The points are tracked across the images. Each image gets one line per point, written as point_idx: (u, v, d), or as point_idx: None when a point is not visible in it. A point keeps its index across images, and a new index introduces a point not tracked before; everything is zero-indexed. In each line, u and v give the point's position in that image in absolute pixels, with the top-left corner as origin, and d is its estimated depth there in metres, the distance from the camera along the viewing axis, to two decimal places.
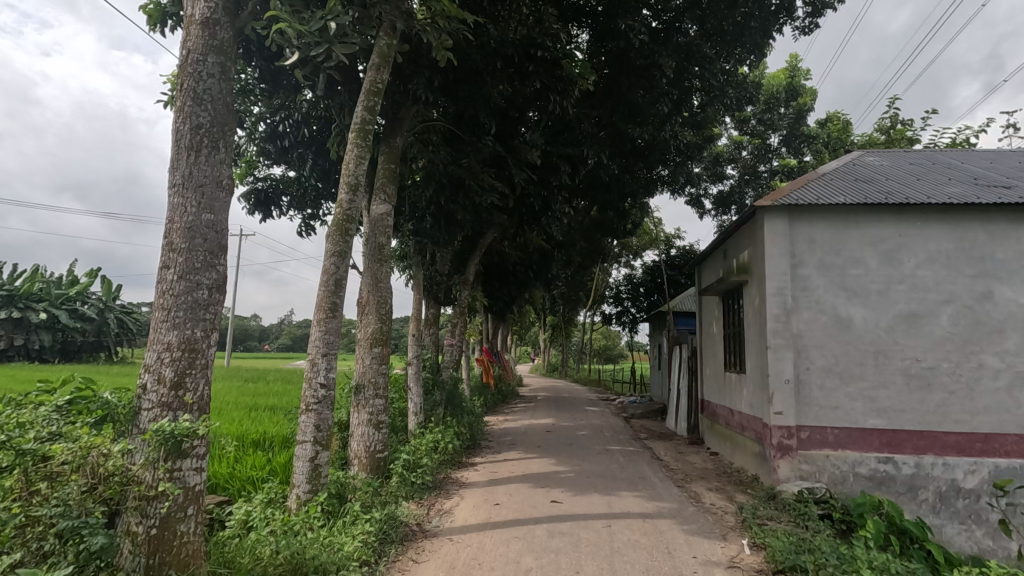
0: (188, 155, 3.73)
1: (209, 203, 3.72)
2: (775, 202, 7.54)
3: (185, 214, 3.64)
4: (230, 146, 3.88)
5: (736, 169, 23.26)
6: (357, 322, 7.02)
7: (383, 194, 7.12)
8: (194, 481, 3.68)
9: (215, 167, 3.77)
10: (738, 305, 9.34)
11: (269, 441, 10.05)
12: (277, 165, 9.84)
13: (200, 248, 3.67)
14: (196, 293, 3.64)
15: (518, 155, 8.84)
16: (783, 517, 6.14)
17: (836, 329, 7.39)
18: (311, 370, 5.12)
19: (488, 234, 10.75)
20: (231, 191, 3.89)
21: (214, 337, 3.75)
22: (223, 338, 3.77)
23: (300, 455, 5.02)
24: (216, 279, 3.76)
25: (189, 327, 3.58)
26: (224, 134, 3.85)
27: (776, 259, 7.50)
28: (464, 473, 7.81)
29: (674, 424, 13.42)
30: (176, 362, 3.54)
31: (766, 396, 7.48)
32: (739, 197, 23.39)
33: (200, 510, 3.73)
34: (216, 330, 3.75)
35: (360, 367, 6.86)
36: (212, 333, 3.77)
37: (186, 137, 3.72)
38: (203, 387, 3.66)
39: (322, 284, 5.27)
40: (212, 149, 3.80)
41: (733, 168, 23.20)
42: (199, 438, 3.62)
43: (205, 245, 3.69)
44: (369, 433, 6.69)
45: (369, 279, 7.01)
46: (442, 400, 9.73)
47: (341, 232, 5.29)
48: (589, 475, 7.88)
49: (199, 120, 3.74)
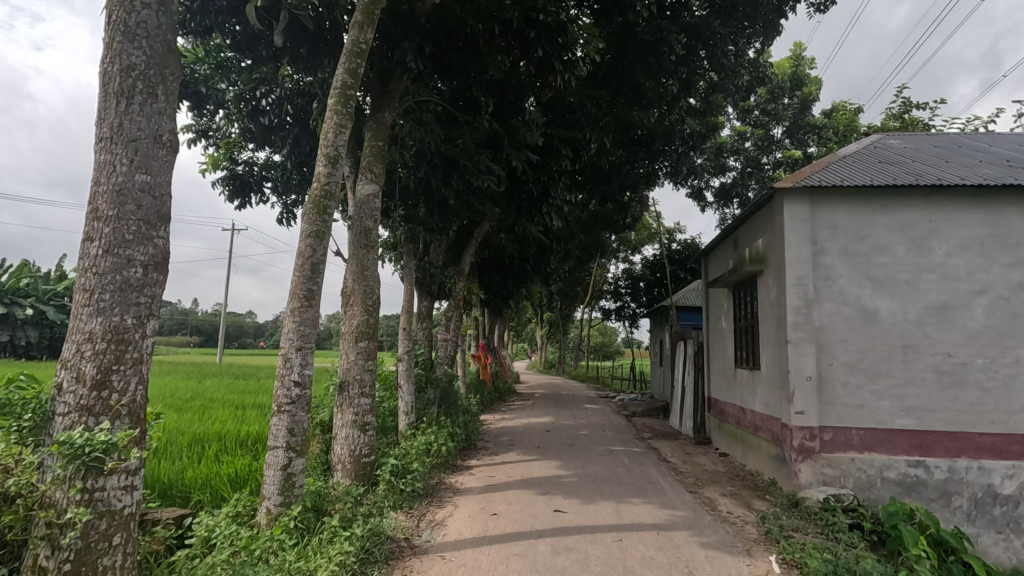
0: (117, 101, 3.34)
1: (144, 162, 3.36)
2: (795, 184, 6.97)
3: (113, 173, 3.26)
4: (170, 94, 3.49)
5: (739, 160, 22.70)
6: (341, 314, 6.43)
7: (370, 173, 6.51)
8: (122, 503, 3.20)
9: (152, 119, 3.38)
10: (751, 297, 8.76)
11: (253, 443, 9.59)
12: (258, 148, 9.21)
13: (132, 216, 3.29)
14: (127, 271, 3.25)
15: (516, 136, 8.23)
16: (809, 528, 5.58)
17: (861, 321, 6.82)
18: (284, 366, 4.50)
19: (484, 223, 10.14)
20: (173, 149, 3.49)
21: (150, 325, 3.35)
22: (159, 326, 3.37)
23: (270, 463, 4.42)
24: (153, 255, 3.35)
25: (115, 314, 3.17)
26: (162, 79, 3.45)
27: (796, 246, 6.94)
28: (459, 477, 7.23)
29: (678, 422, 12.86)
30: (98, 357, 3.13)
31: (785, 395, 6.92)
32: (741, 190, 22.84)
33: (132, 538, 3.25)
34: (152, 317, 3.34)
35: (345, 363, 6.25)
36: (149, 320, 3.36)
37: (116, 81, 3.33)
38: (132, 387, 3.22)
39: (296, 268, 4.66)
40: (148, 96, 3.41)
41: (736, 160, 22.63)
42: (123, 455, 3.15)
43: (139, 214, 3.30)
44: (354, 436, 6.09)
45: (355, 267, 6.41)
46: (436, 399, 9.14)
47: (319, 210, 4.69)
48: (593, 479, 7.30)
49: (131, 60, 3.35)
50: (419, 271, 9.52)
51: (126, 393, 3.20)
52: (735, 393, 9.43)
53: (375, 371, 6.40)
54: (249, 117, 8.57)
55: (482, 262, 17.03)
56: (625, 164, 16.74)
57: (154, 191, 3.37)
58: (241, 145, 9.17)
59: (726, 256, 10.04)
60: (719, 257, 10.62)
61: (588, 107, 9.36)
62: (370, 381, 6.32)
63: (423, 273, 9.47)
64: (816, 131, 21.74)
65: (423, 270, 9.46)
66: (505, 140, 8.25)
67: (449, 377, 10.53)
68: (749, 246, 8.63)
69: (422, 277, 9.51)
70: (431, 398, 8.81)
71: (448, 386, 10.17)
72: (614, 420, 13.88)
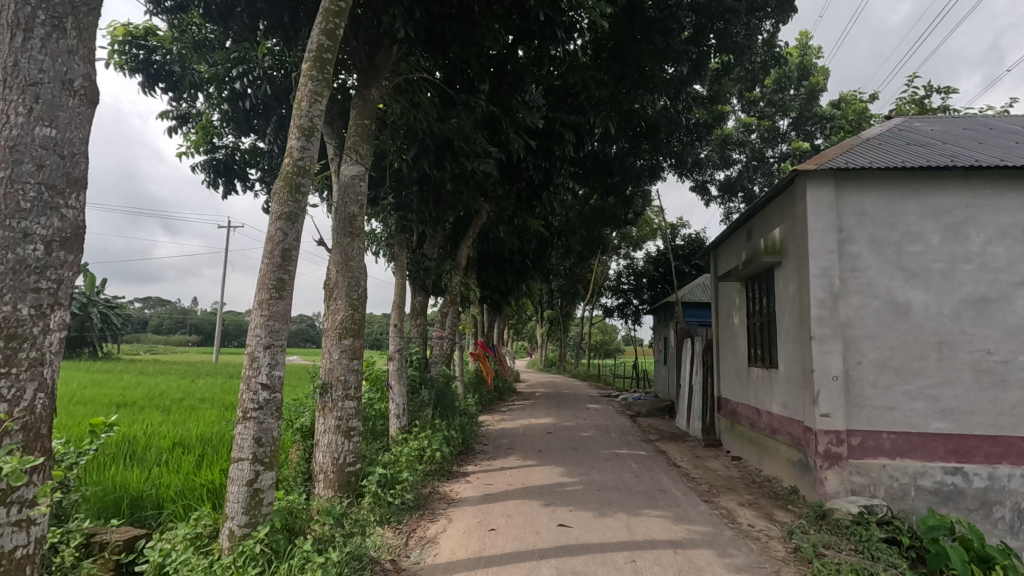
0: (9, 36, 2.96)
1: (48, 112, 2.99)
2: (819, 166, 6.41)
3: (7, 125, 2.92)
4: (80, 27, 3.12)
5: (744, 153, 22.14)
6: (324, 309, 5.88)
7: (356, 154, 5.95)
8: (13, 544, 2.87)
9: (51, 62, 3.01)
10: (768, 291, 8.19)
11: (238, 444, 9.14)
12: (240, 133, 8.63)
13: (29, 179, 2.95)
14: (24, 249, 2.91)
15: (515, 116, 7.65)
16: (842, 544, 5.03)
17: (892, 316, 6.26)
18: (250, 367, 3.92)
19: (481, 213, 9.58)
20: (87, 100, 3.15)
21: (52, 317, 3.01)
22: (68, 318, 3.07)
23: (234, 477, 3.84)
24: (57, 230, 3.02)
25: (8, 304, 2.84)
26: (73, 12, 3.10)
27: (820, 234, 6.39)
28: (454, 486, 6.69)
29: (685, 423, 12.31)
30: None
31: (809, 396, 6.36)
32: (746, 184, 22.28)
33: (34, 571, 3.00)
34: (60, 306, 3.05)
35: (327, 363, 5.69)
36: (53, 310, 3.04)
37: (7, 12, 2.94)
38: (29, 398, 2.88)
39: (265, 255, 4.09)
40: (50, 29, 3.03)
41: (741, 153, 22.08)
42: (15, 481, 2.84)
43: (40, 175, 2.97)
44: (338, 443, 5.53)
45: (338, 257, 5.85)
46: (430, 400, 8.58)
47: (290, 189, 4.12)
48: (600, 487, 6.74)
49: None
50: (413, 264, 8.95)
51: (17, 405, 2.83)
52: (749, 393, 8.87)
53: (361, 372, 5.83)
54: (228, 99, 7.99)
55: (480, 256, 16.46)
56: (621, 159, 15.98)
57: (60, 148, 3.04)
58: (221, 128, 8.57)
59: (738, 248, 9.51)
60: (729, 250, 10.08)
61: (592, 89, 8.82)
62: (356, 382, 5.77)
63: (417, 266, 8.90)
64: (823, 123, 21.17)
65: (417, 264, 8.90)
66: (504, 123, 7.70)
67: (444, 378, 9.96)
68: (765, 236, 8.08)
69: (415, 270, 8.93)
70: (425, 400, 8.26)
71: (444, 387, 9.60)
72: (617, 421, 13.33)
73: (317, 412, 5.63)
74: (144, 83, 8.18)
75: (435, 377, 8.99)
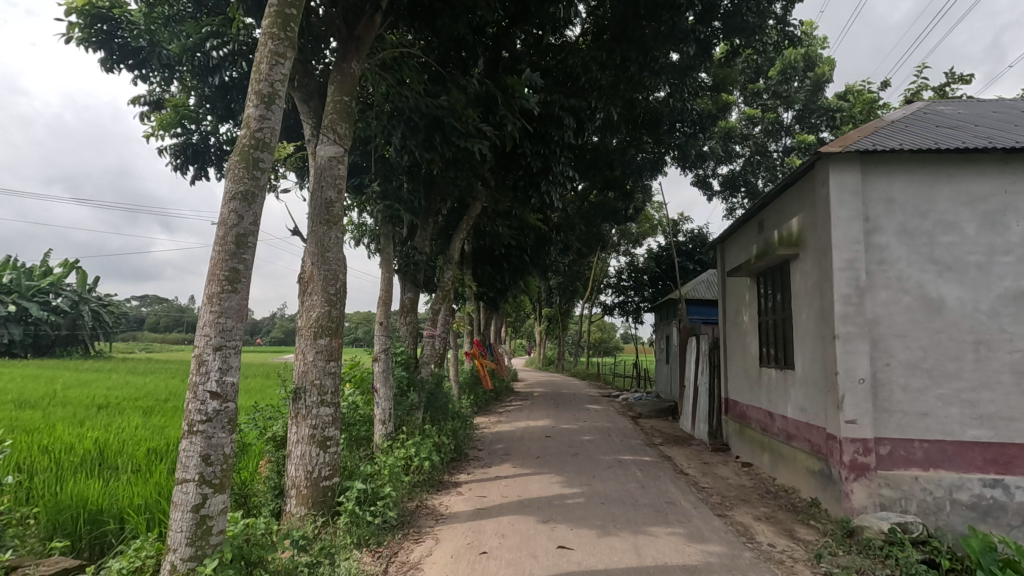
0: None
1: None
2: (843, 149, 5.85)
3: None
4: None
5: (747, 147, 21.60)
6: (299, 306, 5.30)
7: (333, 133, 5.37)
8: None
9: None
10: (782, 286, 7.62)
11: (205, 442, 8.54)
12: (214, 115, 8.00)
13: None
14: None
15: (511, 96, 7.06)
16: (877, 569, 4.48)
17: (924, 312, 5.71)
18: (197, 372, 3.35)
19: (475, 204, 9.00)
20: None
21: None
22: None
23: (177, 502, 3.25)
24: None
25: None
26: None
27: (845, 223, 5.83)
28: (444, 499, 6.12)
29: (690, 426, 11.76)
30: None
31: (832, 401, 5.81)
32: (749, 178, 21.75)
33: None
34: None
35: (301, 365, 5.12)
36: None
37: None
38: None
39: (216, 242, 3.50)
40: None
41: (744, 146, 21.52)
42: None
43: None
44: (313, 454, 4.97)
45: (314, 248, 5.27)
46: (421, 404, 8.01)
47: (245, 164, 3.53)
48: (603, 500, 6.19)
49: None
50: (400, 258, 8.38)
51: None
52: (761, 396, 8.34)
53: (339, 375, 5.26)
54: (200, 76, 7.37)
55: (476, 250, 15.91)
56: (620, 151, 15.92)
57: None
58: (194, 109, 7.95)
59: (747, 241, 9.00)
60: (738, 243, 9.57)
61: (592, 70, 8.27)
62: (337, 385, 5.24)
63: (404, 260, 8.32)
64: (829, 114, 20.57)
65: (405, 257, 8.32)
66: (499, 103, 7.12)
67: (436, 379, 9.39)
68: (779, 227, 7.55)
69: (402, 264, 8.36)
70: (414, 403, 7.68)
71: (435, 389, 9.03)
72: (619, 424, 12.77)
73: (289, 418, 5.08)
74: (108, 59, 7.57)
75: (427, 378, 8.43)
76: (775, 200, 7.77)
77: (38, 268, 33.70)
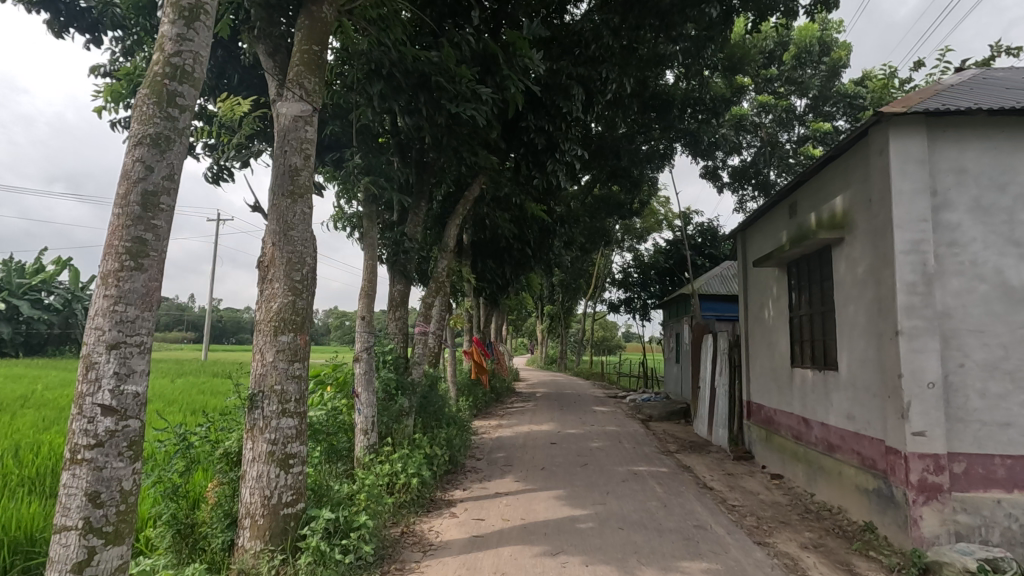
0: None
1: None
2: (907, 111, 4.94)
3: None
4: None
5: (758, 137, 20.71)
6: (257, 296, 4.40)
7: (300, 88, 4.46)
8: None
9: None
10: (822, 277, 6.71)
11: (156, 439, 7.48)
12: None
13: None
14: None
15: (513, 57, 6.15)
16: None
17: (1003, 304, 4.81)
18: (85, 381, 2.43)
19: (473, 186, 8.11)
20: None
21: None
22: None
23: (53, 560, 2.35)
24: None
25: None
26: None
27: (908, 197, 4.92)
28: (434, 524, 5.22)
29: (707, 431, 10.86)
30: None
31: (893, 408, 4.90)
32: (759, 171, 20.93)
33: None
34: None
35: (258, 367, 4.23)
36: None
37: None
38: None
39: (115, 204, 2.58)
40: None
41: (754, 137, 20.64)
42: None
43: None
44: (271, 475, 4.07)
45: (275, 226, 4.36)
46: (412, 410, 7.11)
47: (156, 98, 2.62)
48: (621, 524, 5.28)
49: None
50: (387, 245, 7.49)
51: None
52: (793, 400, 7.44)
53: (305, 379, 4.36)
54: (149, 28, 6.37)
55: (476, 245, 15.14)
56: (627, 138, 15.43)
57: None
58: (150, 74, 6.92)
59: (776, 228, 8.11)
60: (764, 231, 8.68)
61: (604, 35, 7.38)
62: (304, 389, 4.36)
63: (391, 248, 7.44)
64: (845, 102, 19.58)
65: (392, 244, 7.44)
66: (499, 65, 6.23)
67: (428, 380, 8.48)
68: (818, 208, 6.67)
69: (389, 252, 7.48)
70: (403, 408, 6.78)
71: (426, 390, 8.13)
72: (629, 428, 11.86)
73: (243, 431, 4.19)
74: (51, 21, 6.66)
75: (419, 379, 7.54)
76: (812, 179, 6.89)
77: (28, 265, 32.77)
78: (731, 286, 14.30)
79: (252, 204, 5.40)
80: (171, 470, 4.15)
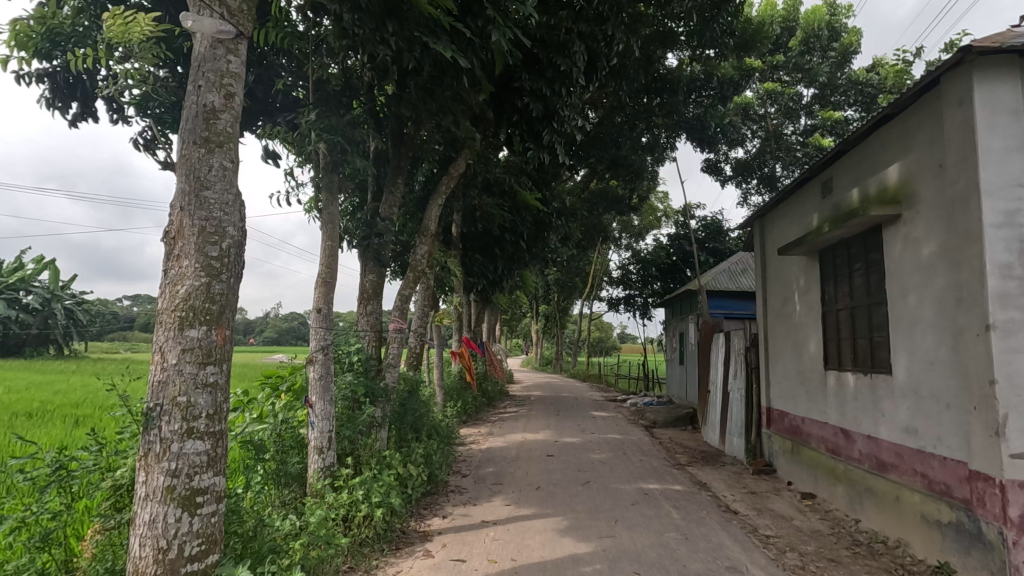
0: None
1: None
2: (1000, 47, 3.94)
3: None
4: None
5: (762, 128, 19.76)
6: (161, 279, 3.28)
7: (220, 5, 3.39)
8: None
9: None
10: (869, 264, 5.68)
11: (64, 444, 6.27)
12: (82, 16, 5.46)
13: None
14: None
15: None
16: None
17: None
18: None
19: (458, 163, 7.04)
20: None
21: None
22: None
23: None
24: None
25: None
26: None
27: (1000, 157, 3.92)
28: (402, 567, 4.14)
29: (720, 440, 9.83)
30: None
31: (983, 423, 3.88)
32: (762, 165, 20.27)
33: None
34: None
35: (156, 374, 3.13)
36: None
37: None
38: None
39: None
40: None
41: (758, 129, 19.76)
42: None
43: None
44: (169, 520, 2.99)
45: (183, 185, 3.28)
46: (385, 420, 6.02)
47: None
48: (635, 566, 4.23)
49: None
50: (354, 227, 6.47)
51: None
52: (829, 407, 6.41)
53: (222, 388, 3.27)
54: None
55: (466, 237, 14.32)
56: (628, 125, 14.39)
57: None
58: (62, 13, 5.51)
59: (805, 211, 7.10)
60: (789, 216, 7.67)
61: None
62: (223, 399, 3.30)
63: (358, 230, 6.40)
64: (857, 88, 18.51)
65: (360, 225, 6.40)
66: (481, 3, 5.16)
67: (405, 384, 7.41)
68: (865, 183, 5.67)
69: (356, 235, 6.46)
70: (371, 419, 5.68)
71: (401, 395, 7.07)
72: (633, 436, 10.79)
73: (134, 458, 3.10)
74: None
75: (392, 385, 6.47)
76: (855, 149, 5.88)
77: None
78: (740, 281, 13.31)
79: (160, 161, 4.61)
80: (39, 510, 3.09)
